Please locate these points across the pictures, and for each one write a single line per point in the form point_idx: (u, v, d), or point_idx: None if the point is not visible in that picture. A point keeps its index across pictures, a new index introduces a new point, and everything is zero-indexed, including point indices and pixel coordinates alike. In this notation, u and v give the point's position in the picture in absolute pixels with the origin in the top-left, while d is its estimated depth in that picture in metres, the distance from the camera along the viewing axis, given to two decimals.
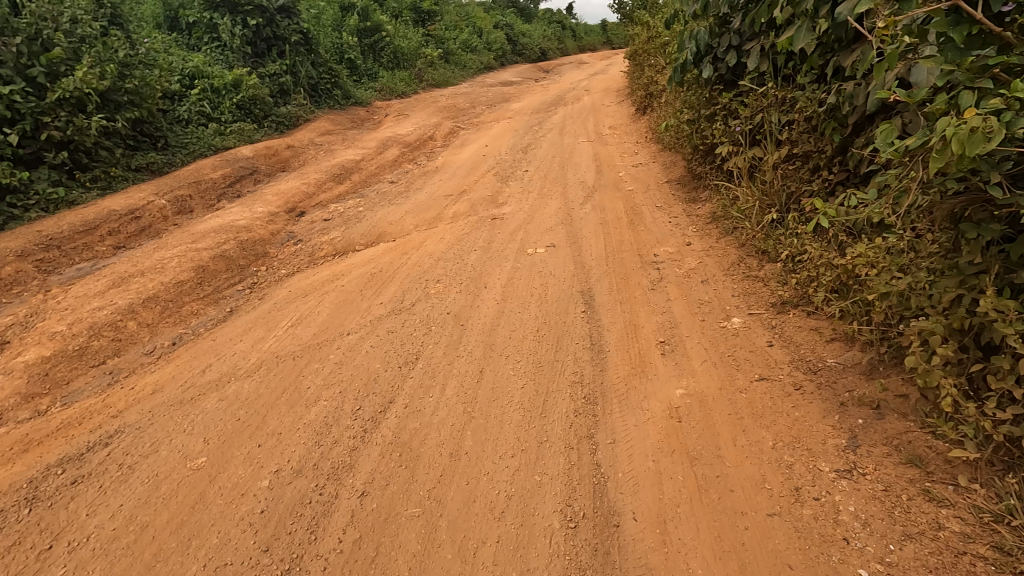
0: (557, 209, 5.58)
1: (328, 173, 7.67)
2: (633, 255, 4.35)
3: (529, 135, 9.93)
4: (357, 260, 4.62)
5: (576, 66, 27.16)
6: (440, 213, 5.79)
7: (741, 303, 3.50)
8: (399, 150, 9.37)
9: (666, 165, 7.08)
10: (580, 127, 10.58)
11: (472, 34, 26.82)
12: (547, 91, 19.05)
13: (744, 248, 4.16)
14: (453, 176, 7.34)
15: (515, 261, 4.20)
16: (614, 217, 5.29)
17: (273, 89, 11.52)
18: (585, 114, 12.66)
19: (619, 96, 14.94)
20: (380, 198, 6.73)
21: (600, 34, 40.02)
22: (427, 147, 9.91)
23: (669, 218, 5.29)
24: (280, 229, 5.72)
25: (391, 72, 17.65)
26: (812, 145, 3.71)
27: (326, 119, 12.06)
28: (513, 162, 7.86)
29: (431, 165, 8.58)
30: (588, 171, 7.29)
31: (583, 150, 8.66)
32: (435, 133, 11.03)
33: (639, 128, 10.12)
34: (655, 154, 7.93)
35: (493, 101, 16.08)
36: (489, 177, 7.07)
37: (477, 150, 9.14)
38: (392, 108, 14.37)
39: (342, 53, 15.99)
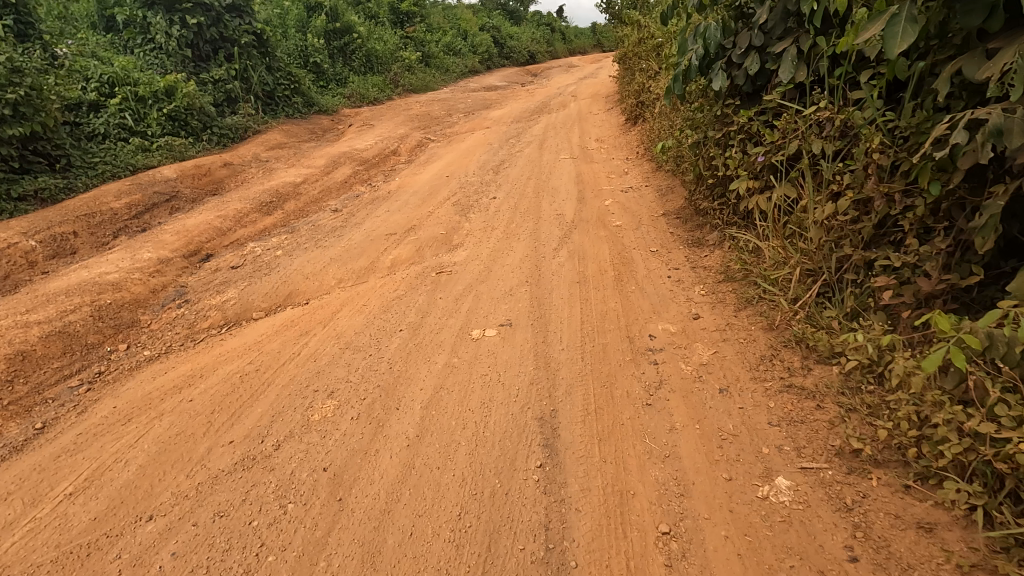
0: (521, 257, 4.33)
1: (257, 199, 6.42)
2: (620, 339, 3.11)
3: (504, 150, 8.72)
4: (237, 345, 3.32)
5: (565, 70, 25.98)
6: (375, 260, 4.56)
7: (786, 444, 2.27)
8: (353, 169, 8.12)
9: (662, 192, 5.87)
10: (562, 140, 9.38)
11: (455, 37, 25.54)
12: (533, 96, 17.86)
13: (777, 334, 2.94)
14: (406, 204, 6.11)
15: (450, 354, 2.94)
16: (595, 271, 4.05)
17: (216, 97, 10.24)
18: (570, 123, 11.48)
19: (609, 103, 13.71)
20: (310, 234, 5.50)
21: (591, 37, 38.87)
22: (387, 164, 8.67)
23: (668, 274, 4.06)
24: (168, 283, 4.48)
25: (361, 77, 16.36)
26: (885, 197, 2.51)
27: (280, 131, 10.79)
28: (481, 186, 6.65)
29: (386, 186, 7.35)
30: (568, 197, 6.07)
31: (564, 169, 7.44)
32: (400, 146, 9.79)
33: (630, 141, 8.91)
34: (648, 176, 6.71)
35: (472, 108, 14.81)
36: (446, 206, 5.86)
37: (442, 168, 7.89)
38: (359, 117, 13.13)
39: (305, 56, 14.70)
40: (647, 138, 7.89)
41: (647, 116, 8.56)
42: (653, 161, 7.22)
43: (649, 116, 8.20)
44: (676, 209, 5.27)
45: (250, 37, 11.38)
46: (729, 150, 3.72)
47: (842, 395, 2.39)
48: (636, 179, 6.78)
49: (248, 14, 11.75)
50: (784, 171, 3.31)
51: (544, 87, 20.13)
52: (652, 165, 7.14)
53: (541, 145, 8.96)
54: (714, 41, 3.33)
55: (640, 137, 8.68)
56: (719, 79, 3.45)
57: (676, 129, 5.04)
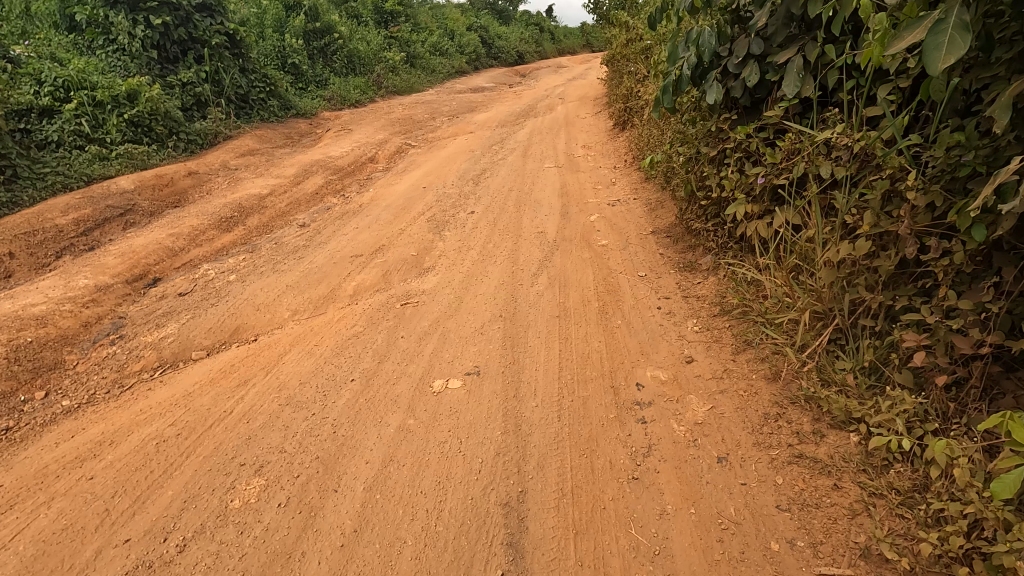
0: (496, 284, 3.93)
1: (216, 214, 5.97)
2: (603, 391, 2.72)
3: (486, 158, 8.33)
4: (165, 397, 2.89)
5: (553, 70, 25.62)
6: (336, 287, 4.14)
7: (799, 538, 1.89)
8: (325, 178, 7.67)
9: (651, 207, 5.50)
10: (548, 146, 8.99)
11: (441, 37, 25.06)
12: (520, 98, 17.47)
13: (783, 386, 2.57)
14: (377, 219, 5.68)
15: (406, 414, 2.53)
16: (578, 302, 3.65)
17: (184, 101, 9.74)
18: (557, 128, 11.10)
19: (597, 106, 13.34)
20: (270, 254, 5.06)
21: (580, 37, 38.56)
22: (363, 173, 8.24)
23: (659, 304, 3.68)
24: (104, 313, 4.04)
25: (342, 79, 15.87)
26: (912, 237, 2.15)
27: (253, 136, 10.30)
28: (459, 198, 6.25)
29: (359, 198, 6.91)
30: (551, 212, 5.67)
31: (549, 179, 7.05)
32: (379, 153, 9.36)
33: (618, 148, 8.53)
34: (636, 189, 6.34)
35: (456, 111, 14.38)
36: (420, 222, 5.44)
37: (420, 177, 7.47)
38: (338, 120, 12.67)
39: (283, 57, 14.19)
40: (636, 146, 7.51)
41: (636, 123, 8.19)
42: (642, 170, 6.86)
43: (638, 122, 7.83)
44: (668, 228, 4.89)
45: (221, 38, 10.89)
46: (725, 169, 3.36)
47: (865, 473, 2.02)
48: (624, 191, 6.39)
49: (220, 14, 11.25)
50: (787, 196, 2.95)
51: (531, 89, 19.73)
52: (641, 176, 6.78)
53: (525, 153, 8.55)
54: (710, 48, 2.94)
55: (629, 145, 8.31)
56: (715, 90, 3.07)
57: (667, 140, 4.66)
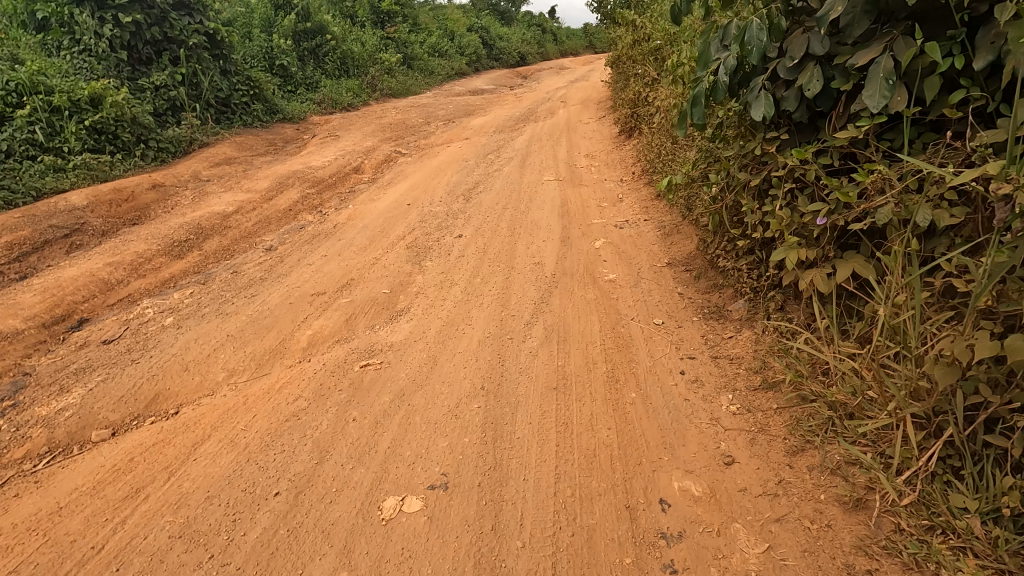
0: (479, 338, 3.19)
1: (169, 236, 5.27)
2: (614, 516, 2.00)
3: (480, 168, 7.62)
4: (28, 511, 2.19)
5: (556, 72, 24.90)
6: (287, 337, 3.42)
7: None
8: (302, 192, 6.97)
9: (665, 233, 4.77)
10: (548, 156, 8.28)
11: (441, 38, 24.37)
12: (521, 101, 16.77)
13: (868, 521, 1.85)
14: (350, 243, 4.97)
15: (340, 560, 1.83)
16: (579, 365, 2.92)
17: (156, 106, 9.07)
18: (558, 134, 10.38)
19: (601, 111, 12.59)
20: (222, 287, 4.36)
21: (583, 38, 37.83)
22: (345, 186, 7.53)
23: (682, 367, 2.95)
24: (5, 370, 3.35)
25: (334, 81, 15.18)
26: None
27: (232, 143, 9.62)
28: (446, 218, 5.54)
29: (336, 215, 6.21)
30: (549, 236, 4.95)
31: (548, 194, 6.32)
32: (365, 163, 8.65)
33: (624, 158, 7.81)
34: (646, 208, 5.62)
35: (453, 116, 13.67)
36: (398, 248, 4.73)
37: (406, 191, 6.76)
38: (326, 126, 11.98)
39: (270, 59, 13.51)
40: (645, 158, 6.78)
41: (645, 131, 7.46)
42: (652, 186, 6.14)
43: (647, 130, 7.10)
44: (686, 261, 4.17)
45: (199, 39, 10.21)
46: (769, 202, 2.64)
47: None
48: (632, 210, 5.67)
49: (199, 13, 10.58)
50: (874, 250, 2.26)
51: (532, 91, 18.99)
52: (651, 192, 6.06)
53: (523, 163, 7.84)
54: (761, 45, 2.22)
55: (636, 155, 7.58)
56: (764, 100, 2.35)
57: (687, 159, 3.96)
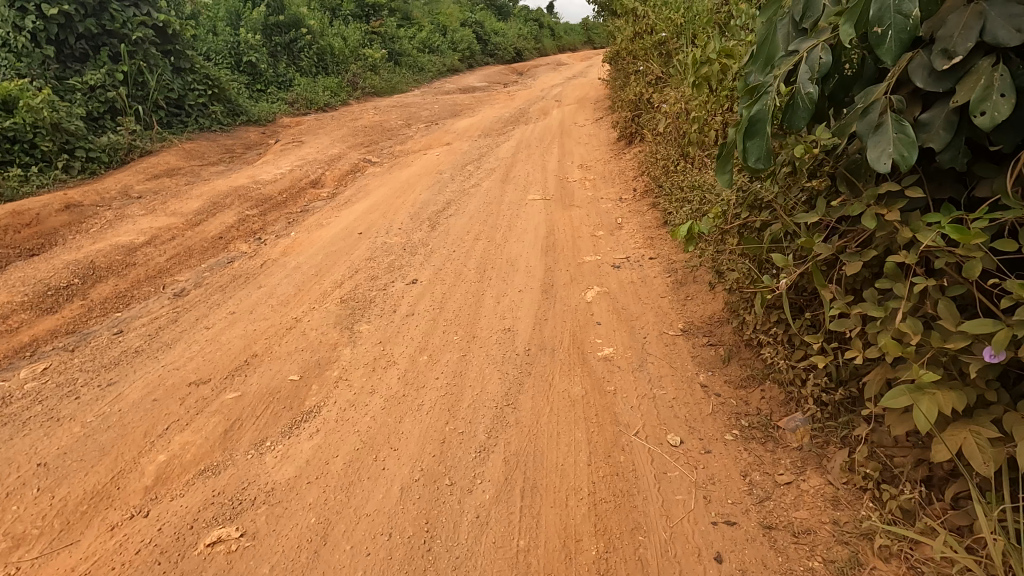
0: (402, 486, 2.10)
1: (47, 281, 4.20)
2: None
3: (455, 183, 6.54)
4: None
5: (552, 68, 23.76)
6: (125, 467, 2.32)
7: None
8: (240, 213, 5.88)
9: (678, 283, 3.67)
10: (536, 167, 7.21)
11: (432, 33, 23.19)
12: (513, 100, 15.64)
13: None
14: (272, 292, 3.87)
15: None
16: (552, 548, 1.86)
17: (89, 109, 8.00)
18: (550, 139, 9.29)
19: (598, 112, 11.49)
20: (84, 360, 3.26)
21: (582, 33, 36.60)
22: (296, 204, 6.44)
23: (717, 546, 1.85)
24: None
25: (309, 79, 14.04)
26: None
27: (179, 150, 8.53)
28: (402, 254, 4.46)
29: (274, 245, 5.13)
30: (528, 282, 3.85)
31: (531, 219, 5.23)
32: (326, 175, 7.55)
33: (624, 172, 6.71)
34: (651, 242, 4.53)
35: (437, 117, 12.52)
36: (328, 303, 3.63)
37: (363, 214, 5.68)
38: (294, 129, 10.88)
39: (236, 55, 12.40)
40: (650, 175, 5.67)
41: (648, 140, 6.35)
42: (658, 211, 5.05)
43: (651, 141, 6.00)
44: (711, 330, 3.07)
45: (145, 33, 9.12)
46: (874, 298, 1.61)
47: None
48: (635, 244, 4.56)
49: (146, 4, 9.49)
50: None
51: (526, 89, 17.81)
52: (657, 219, 4.96)
53: (505, 177, 6.74)
54: (913, 26, 1.37)
55: (638, 170, 6.48)
56: (900, 132, 1.48)
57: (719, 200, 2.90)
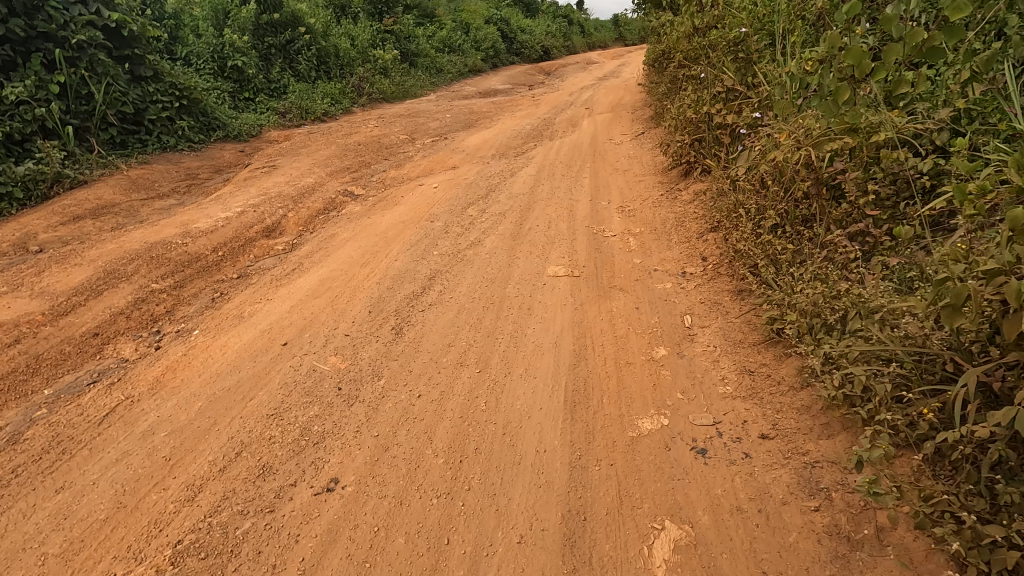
0: None
1: None
2: None
3: (449, 239, 4.79)
4: None
5: (582, 67, 21.84)
6: None
7: None
8: (142, 287, 4.24)
9: (844, 544, 1.84)
10: (563, 210, 5.41)
11: (453, 31, 21.47)
12: (539, 106, 13.86)
13: None
14: (68, 504, 2.16)
15: None
16: None
17: (9, 131, 6.56)
18: (581, 162, 7.46)
19: (639, 124, 9.62)
20: None
21: (614, 30, 34.41)
22: (232, 268, 4.79)
23: None
24: None
25: (307, 84, 12.50)
26: None
27: (121, 180, 7.01)
28: (333, 400, 2.71)
29: (161, 352, 3.45)
30: (537, 507, 2.07)
31: (549, 316, 3.41)
32: (287, 217, 5.87)
33: (683, 224, 4.86)
34: (753, 388, 2.67)
35: (447, 130, 10.76)
36: (145, 561, 1.92)
37: (307, 293, 3.95)
38: (278, 146, 9.31)
39: (220, 59, 10.94)
40: (734, 246, 3.79)
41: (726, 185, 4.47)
42: (757, 314, 3.18)
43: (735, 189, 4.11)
44: None
45: (91, 35, 7.65)
46: None
47: None
48: (724, 391, 2.70)
49: (97, 0, 8.02)
50: None
51: (553, 93, 15.92)
52: (753, 330, 3.09)
53: (517, 229, 4.95)
54: None
55: (706, 226, 4.60)
56: None
57: None
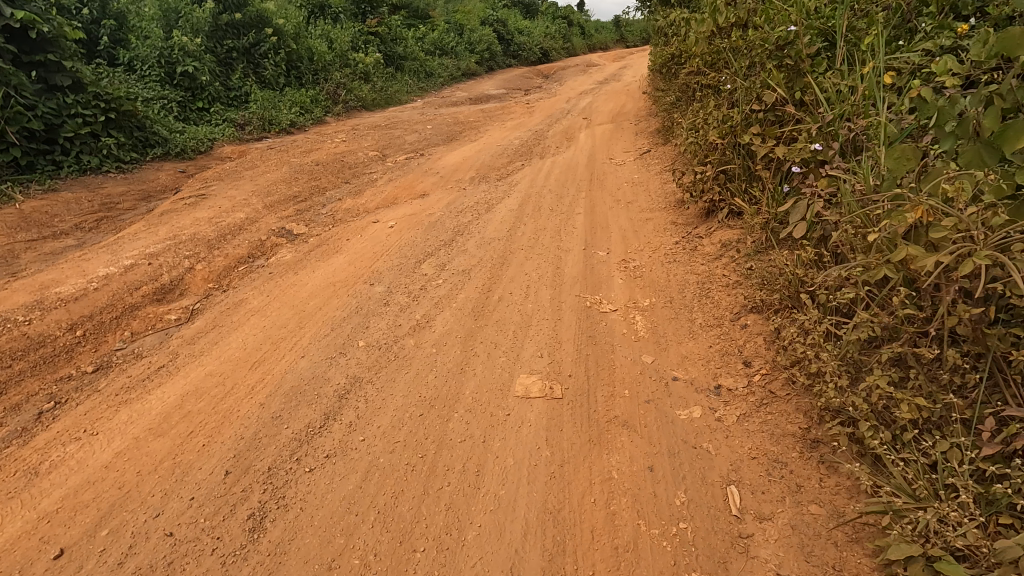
0: None
1: None
2: None
3: (387, 316, 3.50)
4: None
5: (581, 70, 20.58)
6: None
7: None
8: None
9: None
10: (547, 266, 4.12)
11: (446, 32, 20.20)
12: (532, 114, 12.58)
13: None
14: None
15: None
16: None
17: None
18: (575, 189, 6.16)
19: (644, 138, 8.35)
20: None
21: (615, 31, 33.04)
22: (89, 356, 3.50)
23: None
24: None
25: (274, 92, 11.23)
26: None
27: (10, 216, 5.75)
28: None
29: None
30: None
31: (505, 494, 2.12)
32: (194, 271, 4.58)
33: (708, 292, 3.56)
34: None
35: (426, 145, 9.45)
36: None
37: (155, 419, 2.65)
38: (225, 166, 8.03)
39: (168, 64, 9.68)
40: (802, 358, 2.49)
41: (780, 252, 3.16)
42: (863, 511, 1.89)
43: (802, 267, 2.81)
44: None
45: None
46: None
47: None
48: None
49: None
50: None
51: (549, 99, 14.60)
52: (855, 546, 1.81)
53: (484, 298, 3.66)
54: None
55: (743, 301, 3.30)
56: None
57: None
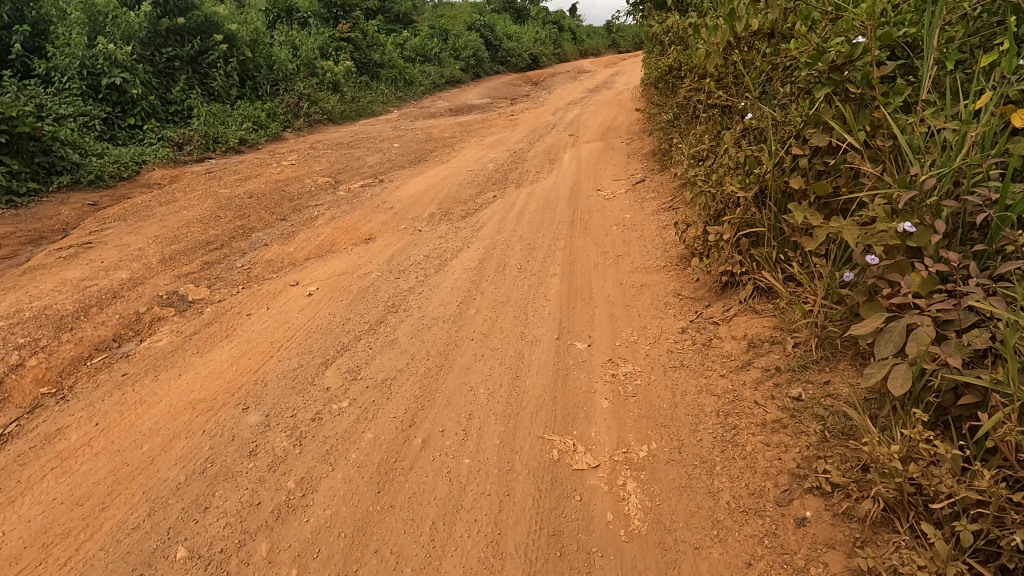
0: None
1: None
2: None
3: (249, 475, 2.30)
4: None
5: (571, 77, 19.46)
6: None
7: None
8: None
9: None
10: (505, 373, 2.93)
11: (428, 37, 19.02)
12: (515, 128, 11.41)
13: None
14: None
15: None
16: None
17: None
18: (554, 234, 4.99)
19: (639, 163, 7.19)
20: None
21: (607, 36, 31.96)
22: None
23: None
24: None
25: (222, 105, 10.01)
26: None
27: None
28: None
29: None
30: None
31: None
32: (23, 368, 3.34)
33: (736, 434, 2.38)
34: None
35: (389, 168, 8.26)
36: None
37: None
38: (144, 197, 6.80)
39: (93, 76, 8.47)
40: None
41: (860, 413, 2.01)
42: None
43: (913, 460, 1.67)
44: None
45: None
46: None
47: None
48: None
49: None
50: None
51: (535, 110, 13.43)
52: None
53: (402, 442, 2.46)
54: None
55: (794, 468, 2.11)
56: None
57: None
